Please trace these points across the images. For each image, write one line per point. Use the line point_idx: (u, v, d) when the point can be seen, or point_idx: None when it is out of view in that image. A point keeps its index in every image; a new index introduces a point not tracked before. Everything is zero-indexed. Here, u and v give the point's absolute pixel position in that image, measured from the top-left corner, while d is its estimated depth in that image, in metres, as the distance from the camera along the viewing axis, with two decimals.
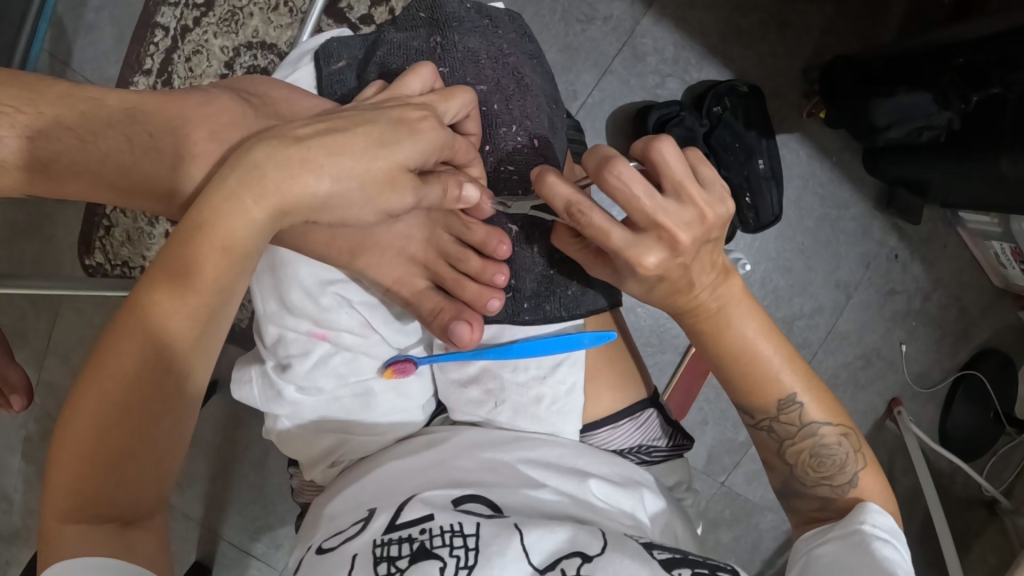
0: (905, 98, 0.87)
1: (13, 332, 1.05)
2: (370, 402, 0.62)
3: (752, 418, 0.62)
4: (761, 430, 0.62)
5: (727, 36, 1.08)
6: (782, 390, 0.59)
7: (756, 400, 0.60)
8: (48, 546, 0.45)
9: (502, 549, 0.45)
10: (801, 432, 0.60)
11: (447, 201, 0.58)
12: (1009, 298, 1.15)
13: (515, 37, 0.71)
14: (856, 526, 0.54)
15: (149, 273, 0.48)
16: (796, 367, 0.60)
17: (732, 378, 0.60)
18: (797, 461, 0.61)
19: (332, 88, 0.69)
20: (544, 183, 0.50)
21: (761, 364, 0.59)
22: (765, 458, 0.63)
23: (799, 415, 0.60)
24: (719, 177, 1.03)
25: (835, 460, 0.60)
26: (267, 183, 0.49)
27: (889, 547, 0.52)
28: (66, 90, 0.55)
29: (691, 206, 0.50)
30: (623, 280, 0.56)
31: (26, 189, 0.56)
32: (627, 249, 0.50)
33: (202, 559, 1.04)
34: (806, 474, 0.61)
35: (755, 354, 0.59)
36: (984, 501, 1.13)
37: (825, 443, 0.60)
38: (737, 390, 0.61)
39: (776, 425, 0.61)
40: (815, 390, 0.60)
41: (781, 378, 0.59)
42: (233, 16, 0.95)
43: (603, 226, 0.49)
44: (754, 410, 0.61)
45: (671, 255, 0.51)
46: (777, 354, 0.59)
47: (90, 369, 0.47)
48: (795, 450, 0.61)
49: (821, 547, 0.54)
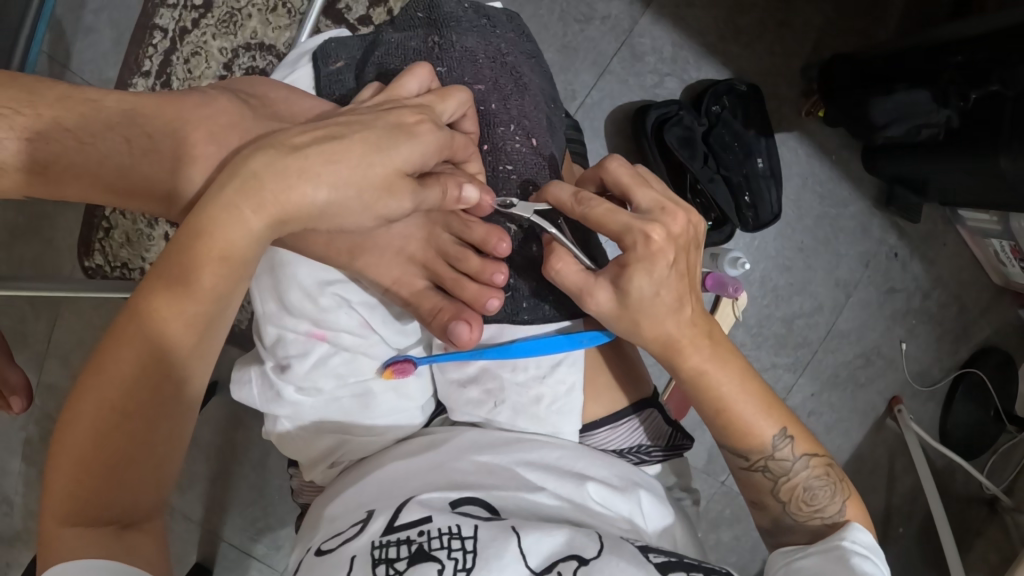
0: (906, 96, 0.86)
1: (13, 335, 1.05)
2: (369, 402, 0.62)
3: (745, 460, 0.60)
4: (753, 471, 0.60)
5: (726, 35, 1.08)
6: (768, 428, 0.59)
7: (750, 439, 0.59)
8: (47, 549, 0.45)
9: (500, 552, 0.45)
10: (792, 468, 0.60)
11: (447, 203, 0.58)
12: (1009, 296, 1.15)
13: (513, 37, 0.71)
14: (836, 542, 0.54)
15: (148, 278, 0.48)
16: (778, 406, 0.60)
17: (722, 421, 0.59)
18: (788, 499, 0.60)
19: (331, 88, 0.69)
20: (548, 192, 0.56)
21: (748, 403, 0.59)
22: (756, 499, 0.62)
23: (789, 451, 0.60)
24: (719, 176, 1.02)
25: (825, 492, 0.59)
26: (265, 193, 0.49)
27: (868, 563, 0.52)
28: (65, 92, 0.55)
29: (665, 204, 0.54)
30: (628, 274, 0.53)
31: (25, 191, 0.56)
32: (633, 227, 0.52)
33: (202, 560, 1.04)
34: (798, 509, 0.59)
35: (742, 394, 0.59)
36: (984, 500, 1.13)
37: (814, 477, 0.59)
38: (728, 431, 0.59)
39: (769, 463, 0.60)
40: (798, 427, 0.60)
41: (766, 417, 0.59)
42: (232, 18, 0.95)
43: (606, 212, 0.53)
44: (747, 451, 0.60)
45: (670, 236, 0.53)
46: (759, 393, 0.60)
47: (89, 373, 0.47)
48: (788, 486, 0.60)
49: (801, 560, 0.54)
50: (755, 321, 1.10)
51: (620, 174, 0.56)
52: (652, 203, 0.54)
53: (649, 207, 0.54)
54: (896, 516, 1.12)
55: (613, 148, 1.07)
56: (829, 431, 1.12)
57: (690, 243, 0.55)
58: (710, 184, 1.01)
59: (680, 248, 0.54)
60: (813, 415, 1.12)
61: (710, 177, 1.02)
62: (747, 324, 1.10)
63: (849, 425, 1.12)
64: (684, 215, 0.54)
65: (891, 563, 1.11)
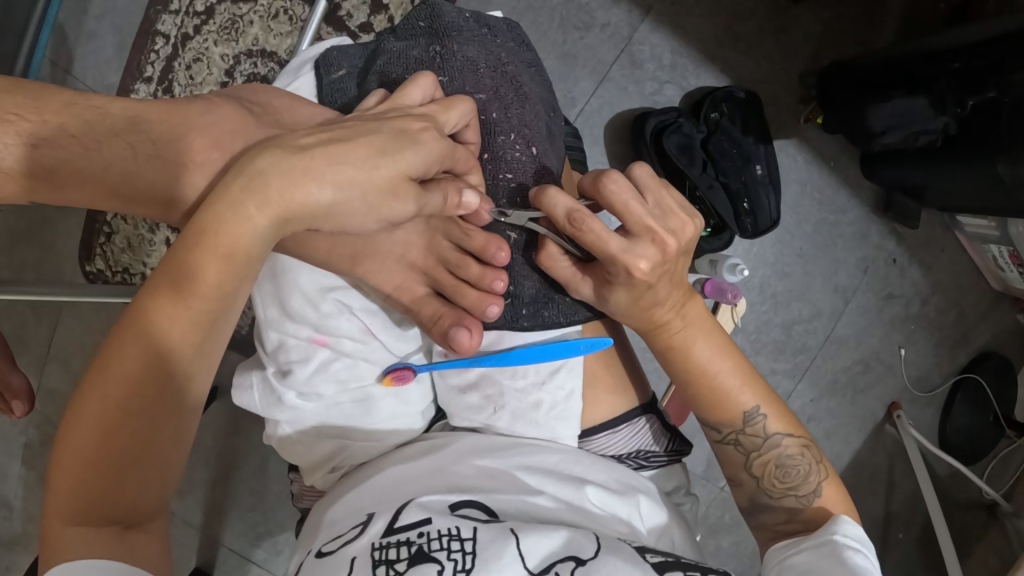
0: (903, 102, 0.88)
1: (13, 339, 1.05)
2: (370, 408, 0.62)
3: (718, 433, 0.62)
4: (726, 444, 0.62)
5: (725, 43, 1.09)
6: (743, 402, 0.61)
7: (722, 412, 0.61)
8: (49, 549, 0.46)
9: (498, 553, 0.45)
10: (765, 444, 0.61)
11: (448, 208, 0.59)
12: (1007, 301, 1.16)
13: (513, 46, 0.72)
14: (828, 536, 0.54)
15: (152, 278, 0.49)
16: (755, 383, 0.62)
17: (695, 392, 0.62)
18: (762, 474, 0.61)
19: (332, 96, 0.69)
20: (542, 198, 0.54)
21: (723, 376, 0.61)
22: (731, 474, 0.63)
23: (763, 426, 0.61)
24: (717, 183, 1.03)
25: (799, 471, 0.60)
26: (271, 191, 0.49)
27: (861, 557, 0.52)
28: (70, 99, 0.55)
29: (655, 231, 0.53)
30: (610, 288, 0.57)
31: (29, 196, 0.56)
32: (617, 260, 0.53)
33: (202, 565, 1.04)
34: (772, 485, 0.61)
35: (715, 368, 0.61)
36: (984, 505, 1.13)
37: (789, 455, 0.61)
38: (702, 402, 0.62)
39: (742, 436, 0.61)
40: (775, 405, 0.62)
41: (742, 392, 0.61)
42: (233, 25, 0.96)
43: (597, 240, 0.53)
44: (719, 423, 0.62)
45: (655, 266, 0.54)
46: (737, 368, 0.61)
47: (94, 373, 0.47)
48: (760, 461, 0.61)
49: (794, 557, 0.54)
50: (754, 327, 1.11)
51: (619, 193, 0.53)
52: (640, 229, 0.54)
53: (639, 232, 0.54)
54: (896, 521, 1.12)
55: (613, 155, 1.08)
56: (829, 437, 1.12)
57: (679, 256, 0.56)
58: (709, 192, 1.02)
59: (665, 271, 0.55)
60: (812, 421, 1.12)
61: (709, 184, 1.02)
62: (746, 330, 1.11)
63: (849, 430, 1.13)
64: (673, 242, 0.54)
65: (891, 568, 1.11)
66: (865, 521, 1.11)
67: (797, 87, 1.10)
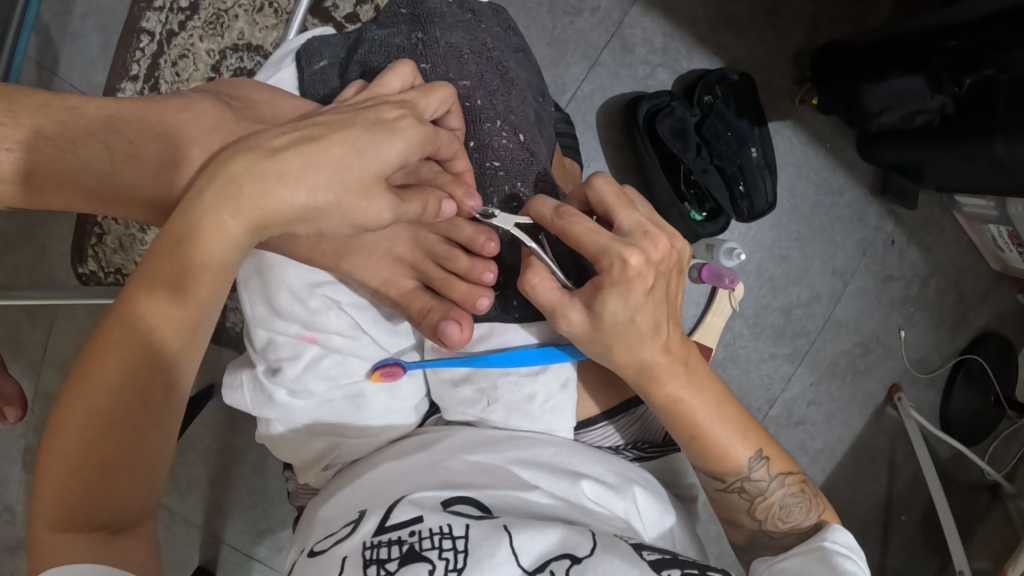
0: (900, 82, 0.86)
1: (8, 344, 1.04)
2: (361, 403, 0.61)
3: (721, 483, 0.60)
4: (729, 492, 0.60)
5: (716, 25, 1.07)
6: (745, 451, 0.59)
7: (725, 463, 0.59)
8: (37, 555, 0.45)
9: (491, 551, 0.44)
10: (768, 488, 0.60)
11: (427, 217, 0.57)
12: (1007, 281, 1.14)
13: (499, 31, 0.70)
14: (818, 543, 0.54)
15: (132, 282, 0.48)
16: (753, 430, 0.60)
17: (699, 447, 0.59)
18: (765, 516, 0.60)
19: (315, 87, 0.68)
20: (533, 202, 0.55)
21: (725, 430, 0.59)
22: (731, 517, 0.62)
23: (765, 472, 0.60)
24: (712, 167, 1.02)
25: (800, 508, 0.60)
26: (243, 199, 0.48)
27: (850, 562, 0.52)
28: (45, 100, 0.54)
29: (647, 227, 0.53)
30: (601, 296, 0.52)
31: (10, 201, 0.55)
32: (609, 248, 0.51)
33: (204, 563, 1.04)
34: (775, 526, 0.60)
35: (718, 420, 0.58)
36: (986, 486, 1.13)
37: (790, 495, 0.60)
38: (706, 457, 0.59)
39: (746, 484, 0.60)
40: (772, 446, 0.61)
41: (743, 441, 0.59)
42: (218, 19, 0.95)
43: (586, 230, 0.52)
44: (724, 474, 0.60)
45: (649, 261, 0.52)
46: (736, 418, 0.59)
47: (74, 380, 0.46)
48: (764, 505, 0.60)
49: (783, 562, 0.54)
50: (753, 312, 1.10)
51: (606, 191, 0.54)
52: (632, 226, 0.53)
53: (631, 229, 0.53)
54: (898, 504, 1.12)
55: (606, 142, 1.07)
56: (830, 420, 1.12)
57: (672, 268, 0.55)
58: (703, 175, 1.00)
59: (660, 273, 0.53)
60: (813, 405, 1.11)
61: (703, 168, 1.01)
62: (744, 314, 1.10)
63: (850, 414, 1.12)
64: (666, 240, 0.53)
65: (894, 551, 1.11)
66: (866, 503, 1.11)
67: (791, 69, 1.08)
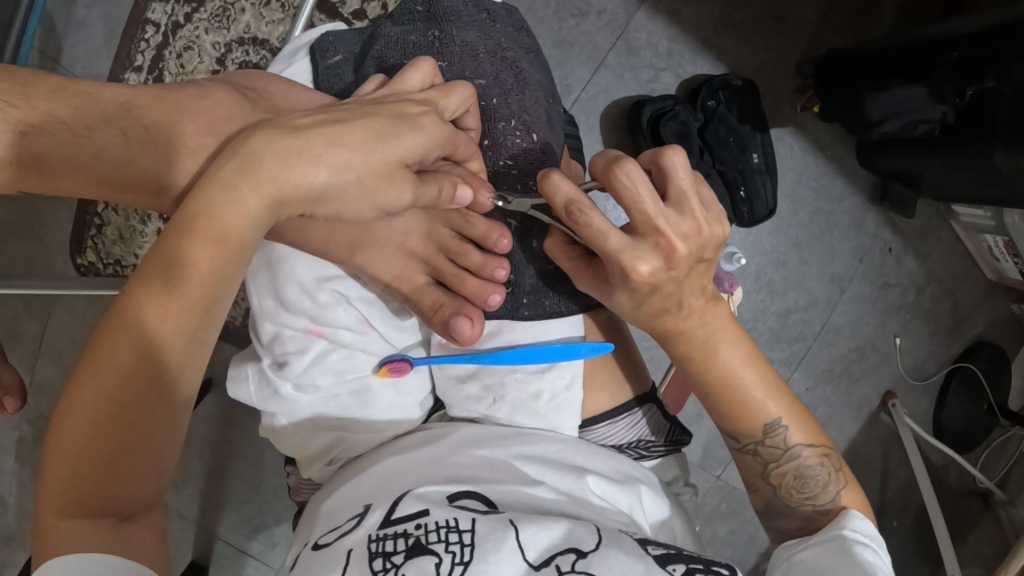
0: (901, 92, 0.86)
1: (5, 334, 1.03)
2: (366, 399, 0.61)
3: (738, 442, 0.61)
4: (745, 453, 0.61)
5: (720, 31, 1.08)
6: (766, 414, 0.60)
7: (743, 422, 0.60)
8: (45, 541, 0.45)
9: (498, 544, 0.44)
10: (785, 455, 0.60)
11: (443, 201, 0.58)
12: (1002, 291, 1.16)
13: (512, 31, 0.71)
14: (838, 531, 0.54)
15: (143, 267, 0.47)
16: (780, 393, 0.60)
17: (719, 404, 0.60)
18: (780, 483, 0.61)
19: (329, 82, 0.68)
20: (545, 182, 0.50)
21: (749, 388, 0.59)
22: (748, 480, 0.63)
23: (785, 438, 0.60)
24: (714, 171, 1.03)
25: (818, 481, 0.60)
26: (264, 173, 0.48)
27: (870, 551, 0.52)
28: (59, 85, 0.54)
29: (661, 234, 0.50)
30: (611, 290, 0.56)
31: (20, 186, 0.55)
32: (615, 256, 0.51)
33: (197, 559, 1.03)
34: (790, 494, 0.60)
35: (740, 380, 0.59)
36: (978, 493, 1.14)
37: (809, 465, 0.60)
38: (724, 413, 0.60)
39: (761, 447, 0.60)
40: (799, 414, 0.61)
41: (766, 402, 0.60)
42: (224, 12, 0.95)
43: (596, 233, 0.50)
44: (740, 434, 0.60)
45: (660, 269, 0.52)
46: (762, 380, 0.60)
47: (86, 365, 0.46)
48: (779, 472, 0.60)
49: (802, 552, 0.55)
50: (751, 316, 1.11)
51: (628, 188, 0.48)
52: (647, 228, 0.50)
53: (644, 231, 0.51)
54: (890, 510, 1.13)
55: (610, 144, 1.07)
56: (825, 425, 1.13)
57: (692, 263, 0.53)
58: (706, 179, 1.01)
59: (672, 276, 0.52)
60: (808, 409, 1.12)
61: (706, 172, 1.02)
62: (743, 319, 1.11)
63: (845, 419, 1.13)
64: (681, 248, 0.50)
65: None
66: None
67: (794, 76, 1.09)
